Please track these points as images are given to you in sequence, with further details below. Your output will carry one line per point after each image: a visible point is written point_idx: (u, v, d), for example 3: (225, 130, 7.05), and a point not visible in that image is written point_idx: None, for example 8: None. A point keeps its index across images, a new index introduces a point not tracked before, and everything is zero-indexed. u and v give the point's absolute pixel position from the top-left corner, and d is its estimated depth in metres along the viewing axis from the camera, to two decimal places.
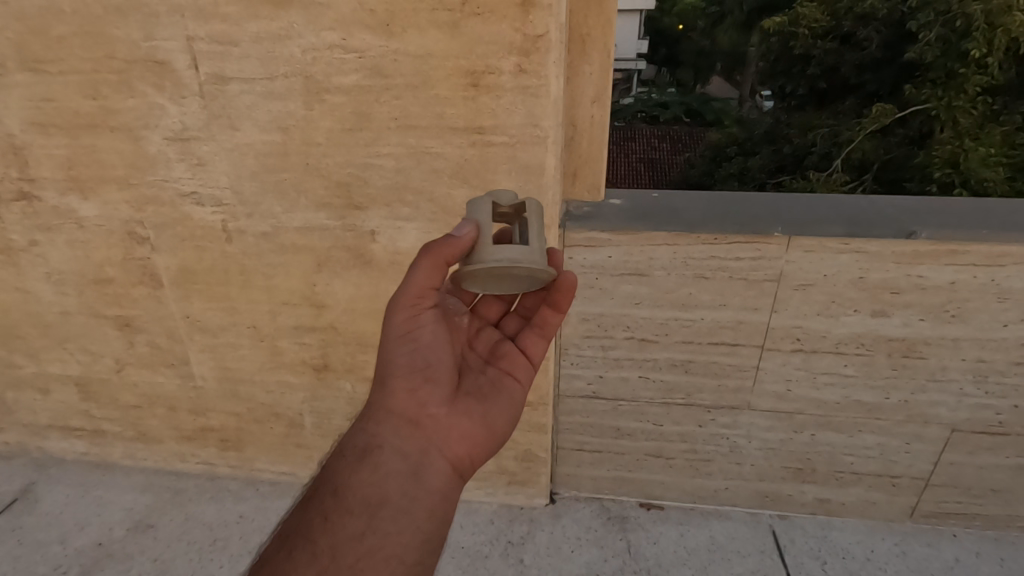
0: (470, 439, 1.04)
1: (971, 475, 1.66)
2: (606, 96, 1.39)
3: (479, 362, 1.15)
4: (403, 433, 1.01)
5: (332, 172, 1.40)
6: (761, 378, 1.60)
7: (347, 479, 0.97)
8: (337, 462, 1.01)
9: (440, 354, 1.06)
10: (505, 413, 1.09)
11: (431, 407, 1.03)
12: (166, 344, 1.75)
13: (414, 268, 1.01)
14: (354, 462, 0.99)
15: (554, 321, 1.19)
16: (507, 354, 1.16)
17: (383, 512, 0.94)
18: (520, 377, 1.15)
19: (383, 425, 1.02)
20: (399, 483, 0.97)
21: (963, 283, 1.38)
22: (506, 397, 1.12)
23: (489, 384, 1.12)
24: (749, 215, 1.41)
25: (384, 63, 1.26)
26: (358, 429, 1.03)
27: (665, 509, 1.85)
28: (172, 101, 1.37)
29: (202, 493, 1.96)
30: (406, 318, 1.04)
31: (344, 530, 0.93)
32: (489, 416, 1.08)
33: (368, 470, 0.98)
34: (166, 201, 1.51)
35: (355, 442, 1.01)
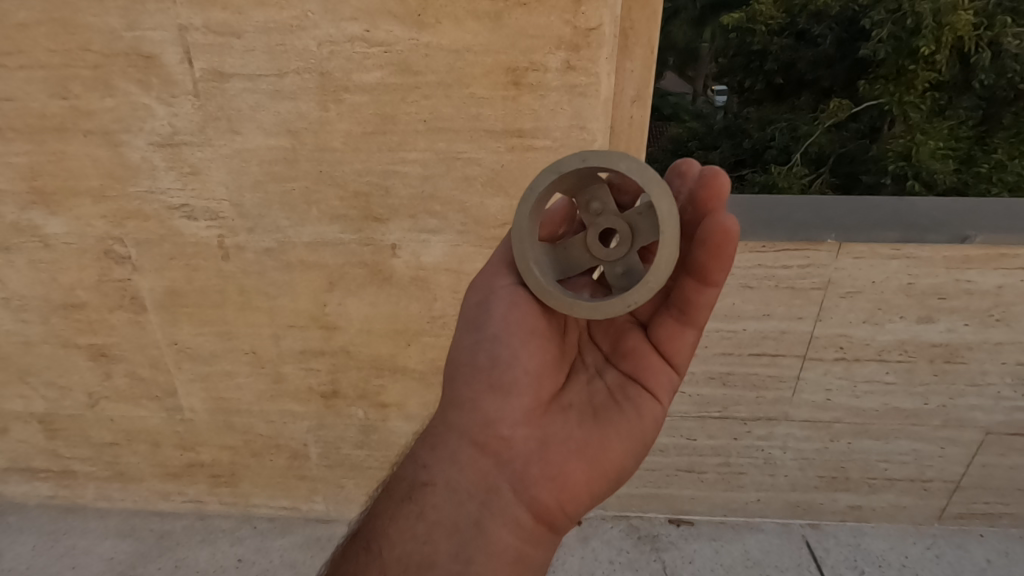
0: (557, 477, 0.86)
1: (1002, 477, 1.63)
2: (647, 94, 1.22)
3: (598, 361, 0.96)
4: (467, 464, 0.87)
5: (347, 180, 1.25)
6: (800, 388, 1.54)
7: (387, 526, 0.84)
8: (384, 500, 0.88)
9: (521, 365, 0.88)
10: (618, 437, 0.89)
11: (502, 432, 0.87)
12: (149, 374, 1.56)
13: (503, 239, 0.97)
14: (400, 501, 0.86)
15: (702, 302, 0.90)
16: (631, 359, 0.94)
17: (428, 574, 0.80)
18: (650, 387, 0.92)
19: (443, 453, 0.88)
20: (452, 530, 0.83)
21: (1010, 287, 1.35)
22: (617, 423, 0.90)
23: (591, 402, 0.92)
24: (799, 222, 1.36)
25: (413, 58, 1.13)
26: (412, 458, 0.90)
27: (695, 524, 1.78)
28: (160, 101, 1.20)
29: (191, 535, 1.77)
30: (481, 304, 0.92)
31: None
32: (585, 448, 0.87)
33: (414, 511, 0.84)
34: (150, 215, 1.32)
35: (406, 475, 0.89)
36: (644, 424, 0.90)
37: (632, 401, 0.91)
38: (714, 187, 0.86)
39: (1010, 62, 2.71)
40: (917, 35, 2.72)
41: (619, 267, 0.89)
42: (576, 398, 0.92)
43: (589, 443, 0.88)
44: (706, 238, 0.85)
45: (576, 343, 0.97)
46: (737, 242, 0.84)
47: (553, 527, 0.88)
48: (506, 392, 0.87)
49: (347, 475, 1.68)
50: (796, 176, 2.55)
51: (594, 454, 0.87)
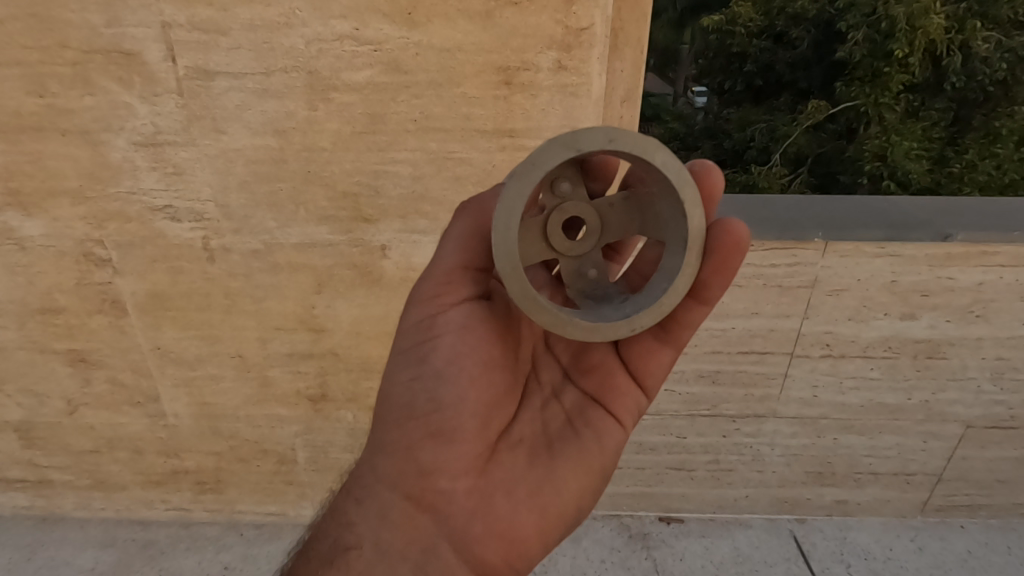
0: (503, 524, 0.85)
1: (982, 469, 1.67)
2: (637, 94, 1.23)
3: (556, 380, 0.93)
4: (400, 518, 0.85)
5: (337, 181, 1.23)
6: (787, 385, 1.56)
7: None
8: (313, 554, 0.86)
9: (461, 412, 0.84)
10: (569, 471, 0.87)
11: (443, 482, 0.84)
12: (131, 380, 1.52)
13: (446, 240, 0.84)
14: (330, 559, 0.84)
15: (690, 324, 0.85)
16: (595, 377, 0.91)
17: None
18: (609, 413, 0.90)
19: (381, 503, 0.86)
20: None
21: (989, 284, 1.39)
22: (569, 459, 0.87)
23: (541, 440, 0.89)
24: (786, 221, 1.38)
25: (403, 57, 1.12)
26: (347, 506, 0.88)
27: (685, 521, 1.79)
28: (142, 99, 1.17)
29: (175, 544, 1.73)
30: (422, 335, 0.85)
31: None
32: (533, 492, 0.85)
33: (343, 569, 0.83)
34: (132, 216, 1.29)
35: (339, 529, 0.87)
36: (596, 459, 0.88)
37: (591, 426, 0.89)
38: (706, 184, 0.79)
39: (980, 64, 2.59)
40: (891, 37, 2.60)
41: (592, 269, 0.87)
42: (526, 431, 0.89)
43: (538, 484, 0.86)
44: (716, 243, 0.78)
45: (531, 361, 0.93)
46: (745, 255, 0.79)
47: None
48: (448, 438, 0.84)
49: (336, 480, 1.65)
50: (777, 176, 2.52)
51: (542, 495, 0.86)
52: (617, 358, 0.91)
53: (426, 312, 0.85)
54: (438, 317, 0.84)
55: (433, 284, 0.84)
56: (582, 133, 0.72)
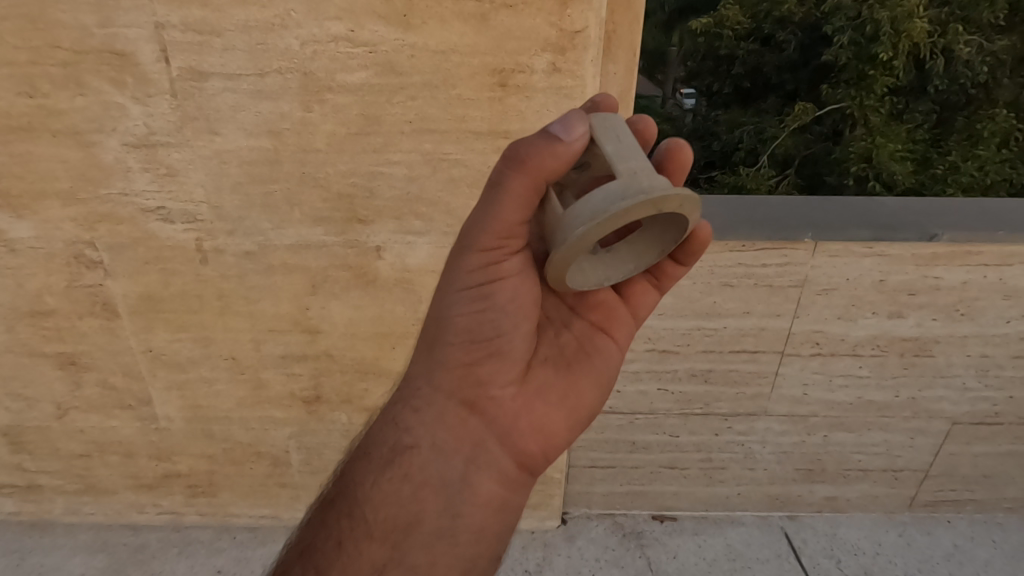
0: (542, 430, 0.88)
1: (968, 464, 1.70)
2: (630, 97, 1.25)
3: (563, 314, 0.92)
4: (449, 428, 0.85)
5: (331, 182, 1.23)
6: (778, 384, 1.58)
7: (372, 486, 0.84)
8: (364, 459, 0.86)
9: (510, 331, 0.84)
10: (590, 383, 0.91)
11: (489, 395, 0.86)
12: (122, 382, 1.51)
13: (504, 194, 0.74)
14: (382, 462, 0.85)
15: (676, 274, 0.95)
16: (603, 306, 0.93)
17: (412, 527, 0.82)
18: (616, 338, 0.93)
19: (427, 417, 0.85)
20: (436, 492, 0.84)
21: (974, 283, 1.42)
22: (593, 374, 0.91)
23: (568, 355, 0.91)
24: (777, 222, 1.40)
25: (398, 59, 1.13)
26: (390, 420, 0.87)
27: (678, 520, 1.80)
28: (135, 100, 1.16)
29: (167, 548, 1.72)
30: (479, 269, 0.82)
31: (365, 552, 0.81)
32: (564, 399, 0.90)
33: (399, 475, 0.84)
34: (124, 218, 1.28)
35: (385, 439, 0.86)
36: (613, 373, 0.93)
37: (603, 349, 0.92)
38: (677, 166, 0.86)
39: (962, 68, 2.99)
40: (874, 43, 3.01)
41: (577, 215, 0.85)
42: (552, 349, 0.91)
43: (567, 392, 0.90)
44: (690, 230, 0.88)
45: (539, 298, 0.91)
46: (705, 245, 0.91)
47: (531, 470, 0.91)
48: (497, 358, 0.85)
49: None
50: (765, 177, 2.56)
51: (571, 403, 0.90)
52: (618, 289, 0.95)
53: (483, 254, 0.81)
54: (495, 256, 0.81)
55: (492, 234, 0.79)
56: (670, 195, 0.69)
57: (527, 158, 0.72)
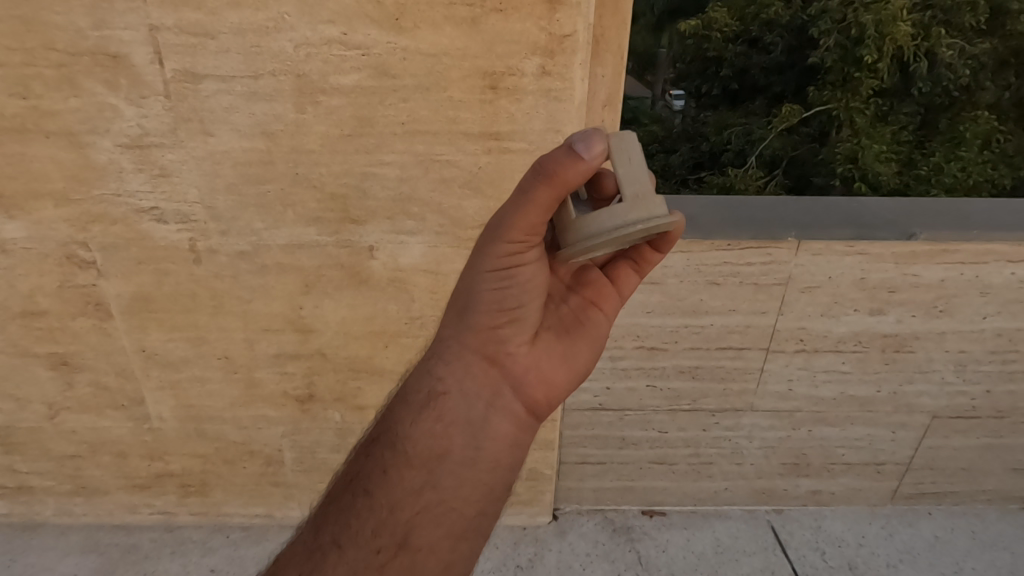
0: (550, 381, 0.90)
1: (947, 457, 1.75)
2: (618, 99, 1.28)
3: (560, 289, 0.95)
4: (476, 375, 0.86)
5: (324, 182, 1.25)
6: (764, 380, 1.61)
7: (406, 429, 0.85)
8: (397, 405, 0.87)
9: (534, 289, 0.86)
10: (588, 345, 0.94)
11: (510, 347, 0.87)
12: (115, 382, 1.51)
13: (530, 199, 0.76)
14: (414, 408, 0.86)
15: (655, 259, 0.98)
16: (595, 284, 0.96)
17: (445, 463, 0.84)
18: (606, 309, 0.96)
19: (455, 364, 0.86)
20: (462, 433, 0.85)
21: (951, 280, 1.47)
22: (594, 331, 0.95)
23: (573, 315, 0.94)
24: (761, 221, 1.44)
25: (391, 61, 1.15)
26: (421, 368, 0.88)
27: (667, 514, 1.83)
28: (129, 102, 1.17)
29: (160, 548, 1.72)
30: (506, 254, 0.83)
31: (400, 484, 0.83)
32: (569, 355, 0.92)
33: (432, 417, 0.85)
34: (118, 218, 1.29)
35: (419, 386, 0.86)
36: (608, 333, 0.96)
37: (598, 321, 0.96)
38: None
39: (945, 71, 2.67)
40: (860, 44, 2.72)
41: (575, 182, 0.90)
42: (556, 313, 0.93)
43: (571, 348, 0.93)
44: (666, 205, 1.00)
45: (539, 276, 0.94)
46: None
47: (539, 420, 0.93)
48: (518, 312, 0.86)
49: (323, 480, 1.66)
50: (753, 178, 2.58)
51: (574, 360, 0.93)
52: (603, 269, 0.99)
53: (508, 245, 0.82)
54: (520, 250, 0.82)
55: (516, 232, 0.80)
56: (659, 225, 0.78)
57: (557, 174, 0.73)
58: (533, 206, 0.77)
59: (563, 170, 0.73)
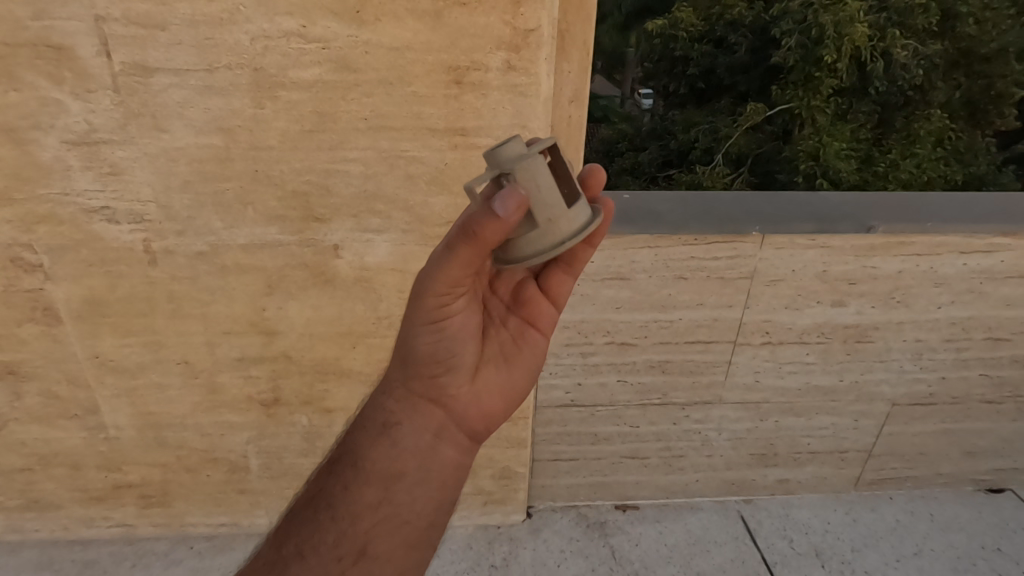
0: (490, 412, 0.91)
1: (906, 443, 1.81)
2: (584, 95, 1.28)
3: (500, 311, 0.95)
4: (422, 409, 0.88)
5: (285, 180, 1.21)
6: (731, 372, 1.64)
7: (365, 452, 0.87)
8: (354, 432, 0.90)
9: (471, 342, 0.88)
10: (524, 374, 0.94)
11: (449, 386, 0.88)
12: (66, 391, 1.44)
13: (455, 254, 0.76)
14: (370, 437, 0.88)
15: (585, 254, 0.95)
16: (531, 300, 0.96)
17: (398, 484, 0.86)
18: (544, 328, 0.97)
19: (402, 400, 0.88)
20: (410, 458, 0.86)
21: (908, 272, 1.51)
22: (532, 355, 0.95)
23: (512, 343, 0.94)
24: (726, 215, 1.46)
25: (352, 55, 1.12)
26: (374, 401, 0.91)
27: (640, 508, 1.85)
28: (74, 96, 1.12)
29: (119, 562, 1.65)
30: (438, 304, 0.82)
31: (359, 500, 0.85)
32: (509, 383, 0.93)
33: (386, 444, 0.87)
34: (66, 219, 1.24)
35: (373, 416, 0.89)
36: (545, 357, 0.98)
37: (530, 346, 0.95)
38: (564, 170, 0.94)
39: (900, 71, 2.75)
40: (820, 44, 2.74)
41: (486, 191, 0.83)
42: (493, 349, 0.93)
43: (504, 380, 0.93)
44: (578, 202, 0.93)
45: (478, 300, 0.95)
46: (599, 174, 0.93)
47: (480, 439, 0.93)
48: (454, 358, 0.87)
49: (291, 485, 1.62)
50: (719, 176, 2.67)
51: (509, 392, 0.93)
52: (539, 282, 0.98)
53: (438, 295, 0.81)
54: (447, 300, 0.82)
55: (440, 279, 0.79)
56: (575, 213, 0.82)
57: (476, 233, 0.71)
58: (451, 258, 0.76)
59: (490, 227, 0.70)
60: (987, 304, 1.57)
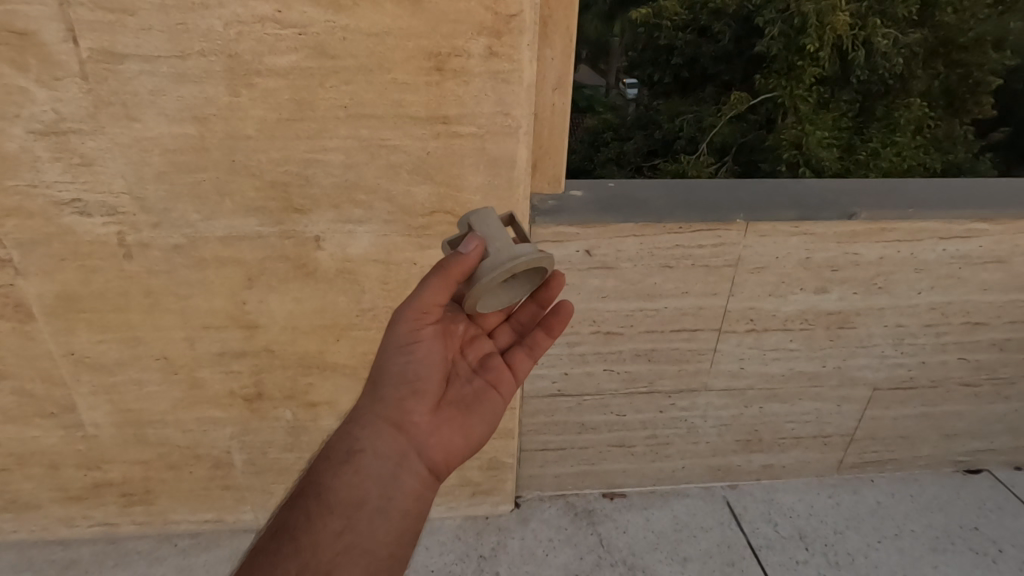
0: (447, 447, 0.99)
1: (887, 427, 1.84)
2: (568, 82, 1.26)
3: (465, 369, 1.07)
4: (387, 435, 0.94)
5: (263, 170, 1.19)
6: (717, 360, 1.65)
7: (329, 481, 0.90)
8: (320, 463, 0.93)
9: (432, 368, 1.00)
10: (481, 421, 1.03)
11: (413, 414, 0.97)
12: (41, 389, 1.41)
13: (425, 283, 0.95)
14: (333, 467, 0.91)
15: (545, 342, 1.14)
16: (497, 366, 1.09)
17: (362, 512, 0.88)
18: (504, 392, 1.08)
19: (369, 428, 0.95)
20: (375, 483, 0.91)
21: (889, 258, 1.53)
22: (488, 409, 1.05)
23: (473, 394, 1.05)
24: (710, 203, 1.44)
25: (329, 41, 1.09)
26: (342, 432, 0.96)
27: (627, 496, 1.86)
28: (41, 85, 1.08)
29: (100, 561, 1.62)
30: (405, 334, 0.98)
31: (322, 530, 0.85)
32: (468, 425, 1.02)
33: (348, 472, 0.91)
34: (35, 212, 1.20)
35: (339, 445, 0.94)
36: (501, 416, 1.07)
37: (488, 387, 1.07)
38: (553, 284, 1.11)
39: (881, 59, 2.80)
40: (803, 33, 2.82)
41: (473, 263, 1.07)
42: (457, 394, 1.04)
43: (461, 421, 1.01)
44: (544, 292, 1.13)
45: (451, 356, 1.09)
46: (569, 313, 1.13)
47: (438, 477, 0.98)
48: (416, 377, 0.99)
49: (277, 480, 1.61)
50: (704, 165, 2.66)
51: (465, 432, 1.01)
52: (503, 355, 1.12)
53: (409, 324, 0.98)
54: (419, 323, 0.98)
55: (413, 310, 0.97)
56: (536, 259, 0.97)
57: (448, 265, 0.93)
58: (425, 287, 0.95)
59: (455, 262, 0.92)
60: (966, 289, 1.60)
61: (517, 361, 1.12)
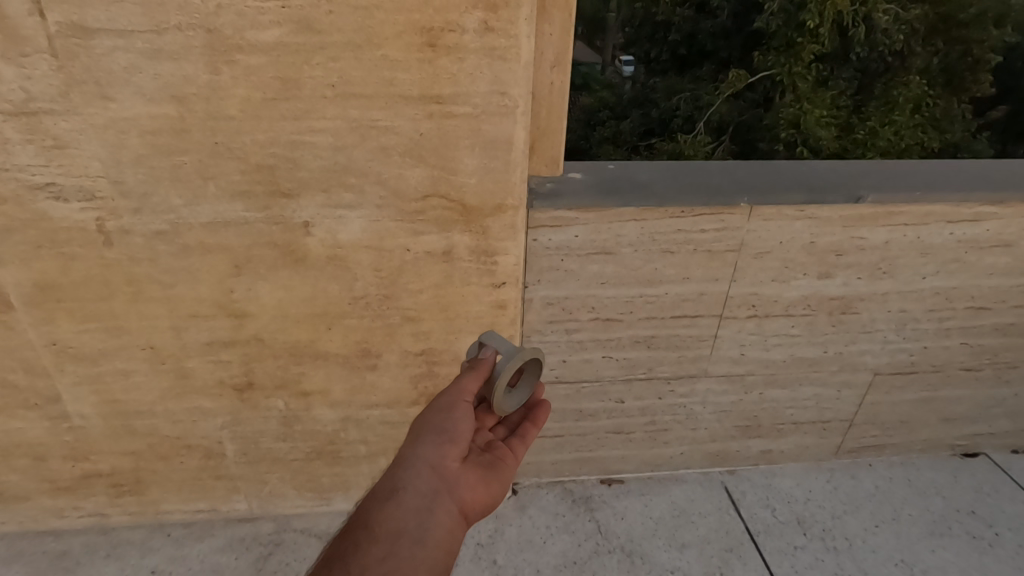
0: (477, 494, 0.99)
1: (886, 412, 1.82)
2: (567, 59, 1.20)
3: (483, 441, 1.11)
4: (426, 476, 0.95)
5: (248, 152, 1.13)
6: (717, 346, 1.62)
7: (373, 515, 0.91)
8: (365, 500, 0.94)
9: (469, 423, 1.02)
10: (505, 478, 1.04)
11: (451, 461, 0.98)
12: (24, 380, 1.37)
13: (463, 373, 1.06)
14: (378, 502, 0.92)
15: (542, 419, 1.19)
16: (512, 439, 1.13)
17: (401, 545, 0.88)
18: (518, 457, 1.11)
19: (411, 467, 0.96)
20: (414, 518, 0.91)
21: (895, 242, 1.49)
22: (507, 474, 1.06)
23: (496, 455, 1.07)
24: (713, 187, 1.40)
25: (315, 15, 1.03)
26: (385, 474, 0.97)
27: (626, 481, 1.85)
28: (7, 61, 1.02)
29: (93, 552, 1.60)
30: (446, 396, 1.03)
31: (365, 558, 0.86)
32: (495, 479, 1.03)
33: (392, 506, 0.92)
34: (8, 196, 1.14)
35: (383, 483, 0.95)
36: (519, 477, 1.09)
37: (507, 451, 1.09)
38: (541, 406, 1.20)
39: (881, 37, 2.64)
40: (803, 8, 2.54)
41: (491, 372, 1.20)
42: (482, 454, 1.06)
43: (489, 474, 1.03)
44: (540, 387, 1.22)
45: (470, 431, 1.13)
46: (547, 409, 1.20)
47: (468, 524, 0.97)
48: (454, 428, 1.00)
49: (271, 469, 1.58)
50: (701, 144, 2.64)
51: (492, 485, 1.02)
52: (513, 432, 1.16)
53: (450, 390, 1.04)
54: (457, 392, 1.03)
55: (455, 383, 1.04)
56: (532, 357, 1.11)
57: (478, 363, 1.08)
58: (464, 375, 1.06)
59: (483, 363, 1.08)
60: (971, 274, 1.57)
61: (523, 440, 1.14)
